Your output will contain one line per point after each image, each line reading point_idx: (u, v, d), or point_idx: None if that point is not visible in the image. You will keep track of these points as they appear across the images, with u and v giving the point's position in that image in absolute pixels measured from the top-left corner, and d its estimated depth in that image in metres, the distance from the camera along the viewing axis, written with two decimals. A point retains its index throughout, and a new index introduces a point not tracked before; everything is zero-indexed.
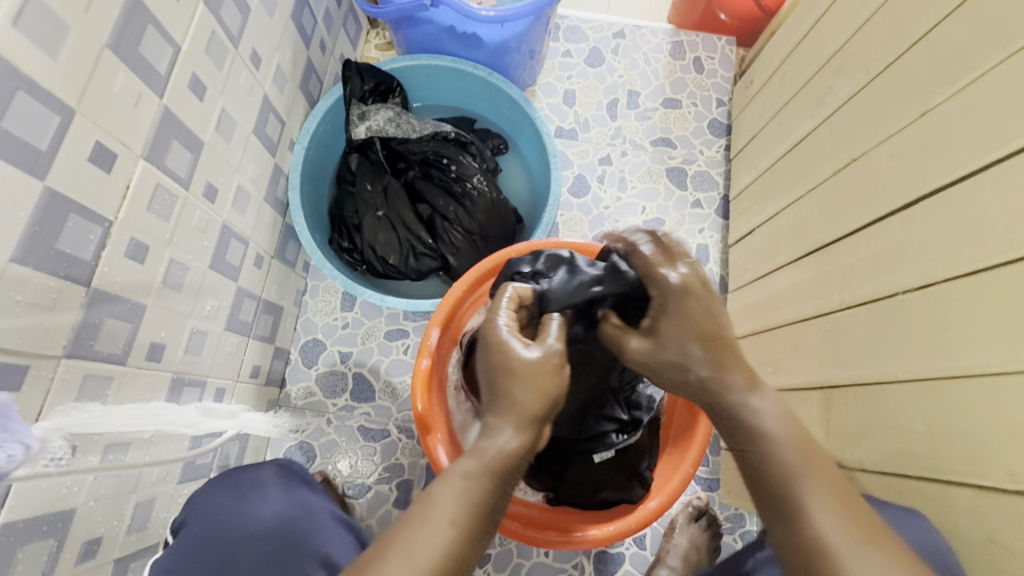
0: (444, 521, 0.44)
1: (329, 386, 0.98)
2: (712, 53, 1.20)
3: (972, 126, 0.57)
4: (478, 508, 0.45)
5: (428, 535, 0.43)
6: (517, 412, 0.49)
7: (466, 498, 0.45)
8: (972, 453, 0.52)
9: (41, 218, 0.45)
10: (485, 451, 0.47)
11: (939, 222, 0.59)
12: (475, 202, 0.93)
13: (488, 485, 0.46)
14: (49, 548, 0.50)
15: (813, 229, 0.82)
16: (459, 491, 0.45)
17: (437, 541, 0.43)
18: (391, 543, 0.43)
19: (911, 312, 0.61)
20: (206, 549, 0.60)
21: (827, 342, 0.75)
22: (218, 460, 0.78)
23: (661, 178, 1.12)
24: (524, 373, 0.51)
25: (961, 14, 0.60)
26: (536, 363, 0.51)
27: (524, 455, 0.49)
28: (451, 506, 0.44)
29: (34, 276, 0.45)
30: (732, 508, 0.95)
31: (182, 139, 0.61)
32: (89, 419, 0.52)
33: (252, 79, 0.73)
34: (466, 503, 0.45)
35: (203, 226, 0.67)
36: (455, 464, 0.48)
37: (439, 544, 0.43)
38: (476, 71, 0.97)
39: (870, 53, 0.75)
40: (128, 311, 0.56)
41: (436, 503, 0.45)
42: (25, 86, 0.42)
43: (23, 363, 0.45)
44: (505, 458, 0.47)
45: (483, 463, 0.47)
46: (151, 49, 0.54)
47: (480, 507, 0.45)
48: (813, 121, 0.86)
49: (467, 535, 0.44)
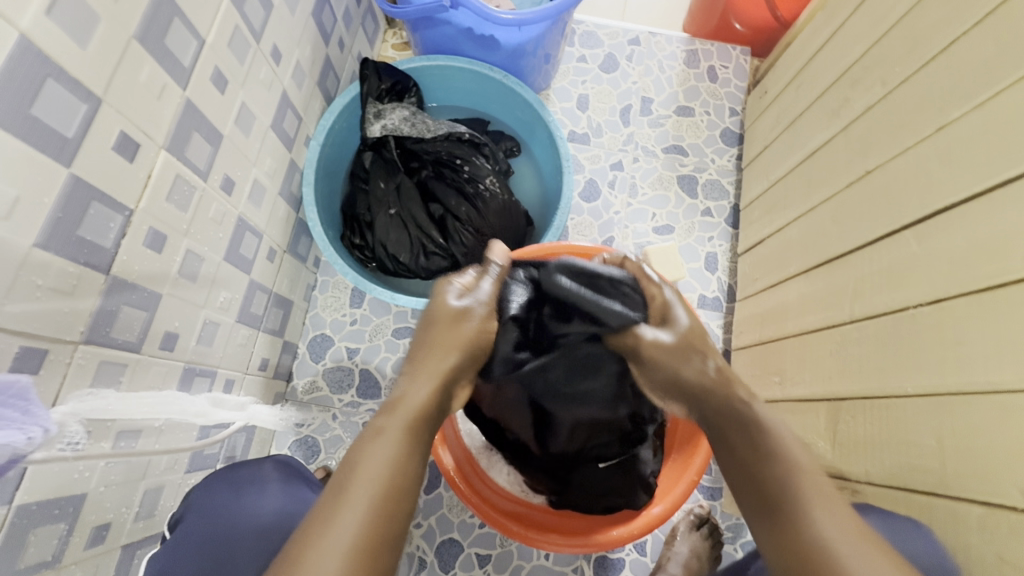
0: (367, 484, 0.44)
1: (335, 382, 0.99)
2: (726, 62, 1.20)
3: (990, 142, 0.57)
4: (403, 462, 0.46)
5: (353, 499, 0.43)
6: (438, 364, 0.53)
7: (387, 456, 0.46)
8: (984, 471, 0.52)
9: (65, 205, 0.46)
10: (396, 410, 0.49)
11: (953, 238, 0.59)
12: (487, 203, 0.93)
13: (412, 435, 0.48)
14: (60, 531, 0.51)
15: (825, 241, 0.82)
16: (379, 450, 0.46)
17: (356, 509, 0.42)
18: (317, 521, 0.42)
19: (923, 327, 0.61)
20: (212, 545, 0.61)
21: (837, 354, 0.75)
22: (224, 452, 0.79)
23: (672, 185, 1.12)
24: (443, 327, 0.55)
25: (979, 32, 0.61)
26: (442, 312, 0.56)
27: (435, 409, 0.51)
28: (371, 470, 0.45)
29: (56, 261, 0.46)
30: (734, 517, 0.94)
31: (202, 130, 0.61)
32: (104, 405, 0.53)
33: (272, 74, 0.74)
34: (393, 459, 0.46)
35: (219, 218, 0.68)
36: (373, 429, 0.48)
37: (366, 507, 0.42)
38: (492, 73, 0.98)
39: (888, 67, 0.75)
40: (144, 299, 0.57)
41: (355, 474, 0.44)
42: (55, 75, 0.43)
43: (42, 347, 0.46)
44: (422, 410, 0.50)
45: (398, 423, 0.48)
46: (177, 41, 0.55)
47: (403, 461, 0.46)
48: (828, 133, 0.86)
49: (396, 496, 0.44)
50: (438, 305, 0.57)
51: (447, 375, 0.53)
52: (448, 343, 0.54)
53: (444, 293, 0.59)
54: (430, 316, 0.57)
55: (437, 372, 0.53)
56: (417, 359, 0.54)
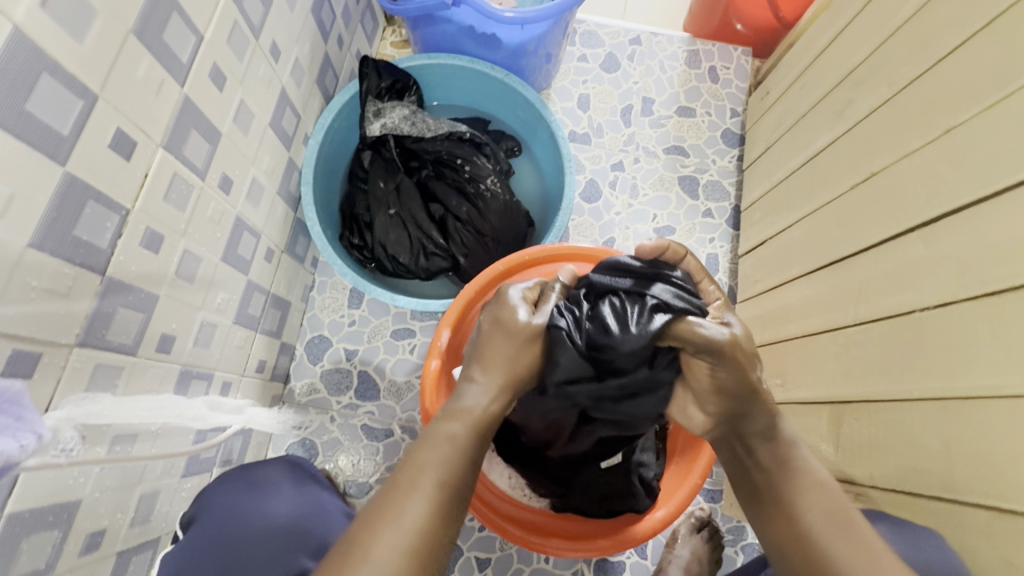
0: (432, 481, 0.45)
1: (333, 384, 0.97)
2: (727, 63, 1.20)
3: (999, 144, 0.57)
4: (466, 462, 0.48)
5: (418, 494, 0.44)
6: (506, 374, 0.53)
7: (447, 457, 0.47)
8: (991, 476, 0.52)
9: (60, 204, 0.44)
10: (470, 414, 0.50)
11: (961, 241, 0.59)
12: (488, 203, 0.92)
13: (476, 441, 0.49)
14: (53, 539, 0.49)
15: (828, 243, 0.81)
16: (440, 450, 0.47)
17: (424, 503, 0.44)
18: (378, 512, 0.43)
19: (928, 330, 0.61)
20: (231, 547, 0.59)
21: (840, 357, 0.74)
22: (221, 455, 0.77)
23: (673, 186, 1.12)
24: (512, 337, 0.54)
25: (987, 34, 0.61)
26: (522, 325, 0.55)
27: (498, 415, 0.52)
28: (438, 467, 0.46)
29: (51, 262, 0.45)
30: (735, 520, 0.94)
31: (201, 128, 0.60)
32: (99, 410, 0.52)
33: (271, 71, 0.73)
34: (456, 461, 0.47)
35: (217, 218, 0.66)
36: (439, 428, 0.49)
37: (429, 503, 0.44)
38: (493, 72, 0.96)
39: (894, 68, 0.75)
40: (141, 301, 0.56)
41: (424, 468, 0.46)
42: (50, 69, 0.41)
43: (35, 350, 0.44)
44: (485, 415, 0.50)
45: (468, 426, 0.49)
46: (175, 37, 0.53)
47: (465, 464, 0.48)
48: (832, 134, 0.86)
49: (456, 490, 0.46)
50: (507, 314, 0.56)
51: (510, 386, 0.53)
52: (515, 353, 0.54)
53: (511, 304, 0.58)
54: (500, 326, 0.55)
55: (503, 382, 0.52)
56: (483, 363, 0.53)
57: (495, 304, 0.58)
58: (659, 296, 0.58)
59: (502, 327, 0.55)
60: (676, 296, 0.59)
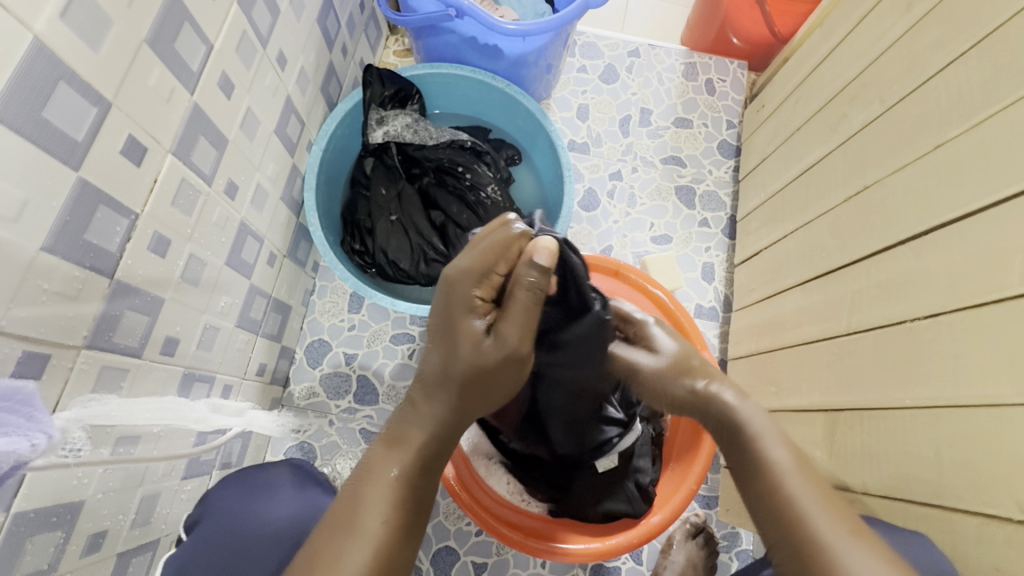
0: (374, 519, 0.45)
1: (332, 388, 0.98)
2: (723, 75, 1.22)
3: (986, 161, 0.58)
4: (406, 495, 0.47)
5: (360, 536, 0.44)
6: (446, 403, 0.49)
7: (391, 492, 0.46)
8: (978, 481, 0.53)
9: (72, 209, 0.45)
10: (407, 444, 0.49)
11: (949, 254, 0.61)
12: (489, 211, 0.94)
13: (418, 472, 0.48)
14: (56, 540, 0.50)
15: (823, 253, 0.83)
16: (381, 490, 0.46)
17: (366, 543, 0.44)
18: (323, 548, 0.44)
19: (919, 340, 0.62)
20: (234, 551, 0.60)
21: (834, 365, 0.76)
22: (220, 458, 0.78)
23: (670, 196, 1.14)
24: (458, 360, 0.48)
25: (975, 55, 0.63)
26: (477, 350, 0.48)
27: (441, 437, 0.50)
28: (379, 508, 0.45)
29: (61, 265, 0.45)
30: (729, 526, 0.95)
31: (208, 135, 0.61)
32: (106, 412, 0.52)
33: (277, 79, 0.74)
34: (396, 500, 0.46)
35: (223, 223, 0.67)
36: (377, 461, 0.48)
37: (371, 542, 0.44)
38: (495, 82, 0.98)
39: (886, 85, 0.77)
40: (147, 304, 0.56)
41: (364, 506, 0.46)
42: (66, 78, 0.42)
43: (45, 351, 0.45)
44: (425, 445, 0.49)
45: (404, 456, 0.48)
46: (186, 46, 0.55)
47: (408, 497, 0.47)
48: (825, 148, 0.88)
49: (400, 526, 0.46)
50: (453, 322, 0.49)
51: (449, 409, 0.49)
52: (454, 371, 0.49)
53: (465, 313, 0.49)
54: (454, 343, 0.49)
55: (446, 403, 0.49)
56: (426, 389, 0.50)
57: (445, 307, 0.50)
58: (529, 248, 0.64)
59: (446, 342, 0.49)
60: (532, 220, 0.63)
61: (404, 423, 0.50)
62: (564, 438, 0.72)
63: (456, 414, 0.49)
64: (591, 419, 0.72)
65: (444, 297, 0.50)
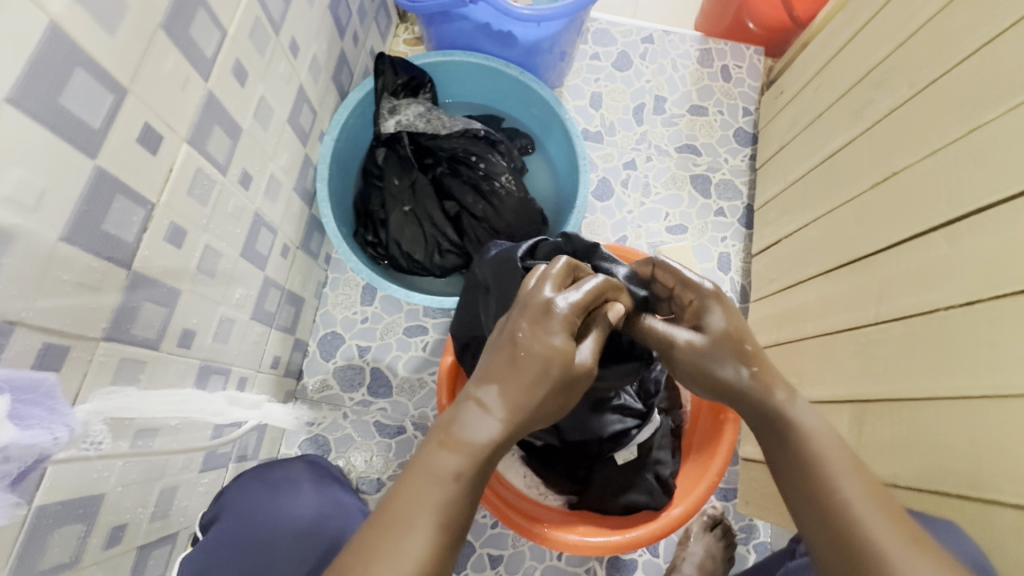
0: (431, 519, 0.40)
1: (346, 380, 0.98)
2: (740, 62, 1.20)
3: (1022, 144, 0.56)
4: (467, 501, 0.42)
5: (413, 536, 0.40)
6: (522, 407, 0.45)
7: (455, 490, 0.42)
8: (1014, 473, 0.52)
9: (89, 198, 0.44)
10: (473, 444, 0.43)
11: (984, 241, 0.59)
12: (503, 201, 0.92)
13: (479, 477, 0.44)
14: (79, 533, 0.50)
15: (847, 241, 0.81)
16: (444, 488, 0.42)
17: (422, 546, 0.40)
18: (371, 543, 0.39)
19: (950, 329, 0.61)
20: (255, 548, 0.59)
21: (859, 355, 0.74)
22: (236, 451, 0.77)
23: (686, 185, 1.12)
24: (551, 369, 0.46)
25: (1011, 34, 0.60)
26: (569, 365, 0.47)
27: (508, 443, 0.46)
28: (438, 508, 0.41)
29: (80, 256, 0.44)
30: (747, 519, 0.94)
31: (223, 124, 0.60)
32: (127, 403, 0.52)
33: (290, 67, 0.73)
34: (456, 500, 0.42)
35: (237, 213, 0.66)
36: (437, 459, 0.43)
37: (423, 545, 0.40)
38: (508, 69, 0.96)
39: (915, 68, 0.75)
40: (164, 295, 0.56)
41: (418, 506, 0.41)
42: (84, 63, 0.41)
43: (65, 343, 0.44)
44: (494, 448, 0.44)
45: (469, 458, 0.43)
46: (200, 31, 0.53)
47: (468, 502, 0.43)
48: (850, 133, 0.86)
49: (458, 533, 0.42)
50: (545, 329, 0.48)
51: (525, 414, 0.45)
52: (538, 375, 0.46)
53: (561, 327, 0.49)
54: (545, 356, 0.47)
55: (526, 404, 0.45)
56: (502, 385, 0.46)
57: (538, 316, 0.49)
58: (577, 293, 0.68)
59: (534, 345, 0.47)
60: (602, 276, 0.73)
61: (469, 419, 0.45)
62: (575, 426, 0.73)
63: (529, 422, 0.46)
64: (606, 406, 0.74)
65: (541, 308, 0.49)
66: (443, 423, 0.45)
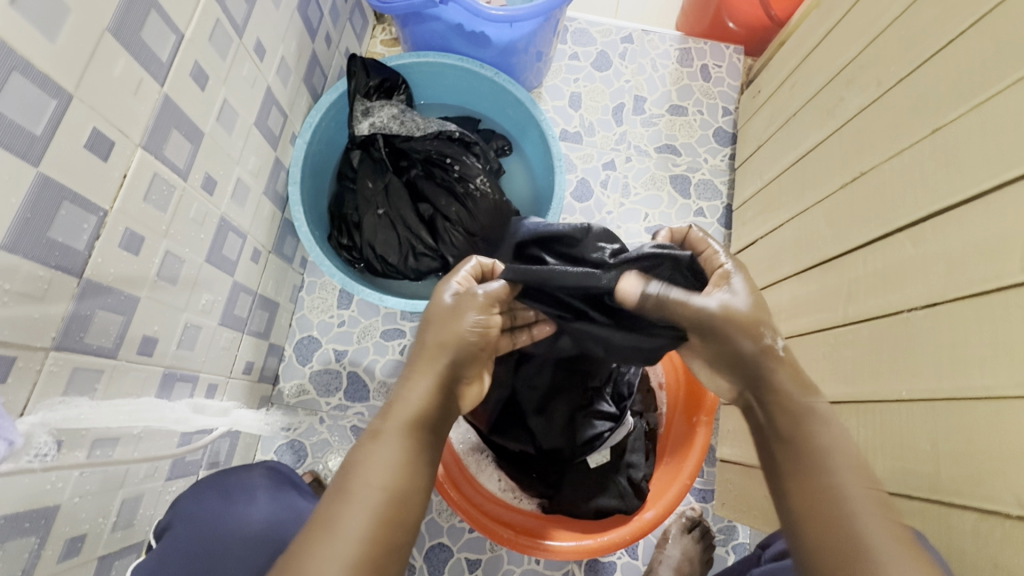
0: (371, 486, 0.43)
1: (322, 384, 0.97)
2: (719, 61, 1.19)
3: (986, 143, 0.56)
4: (406, 461, 0.45)
5: (359, 507, 0.42)
6: (434, 357, 0.51)
7: (394, 458, 0.45)
8: (974, 475, 0.52)
9: (33, 206, 0.44)
10: (398, 411, 0.48)
11: (948, 240, 0.59)
12: (478, 203, 0.92)
13: (416, 442, 0.47)
14: (31, 545, 0.49)
15: (819, 242, 0.81)
16: (383, 458, 0.45)
17: (365, 509, 0.42)
18: (316, 524, 0.41)
19: (916, 330, 0.61)
20: (207, 557, 0.58)
21: (830, 356, 0.74)
22: (208, 457, 0.77)
23: (665, 185, 1.11)
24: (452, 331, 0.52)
25: (976, 33, 0.60)
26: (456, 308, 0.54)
27: (440, 401, 0.50)
28: (375, 471, 0.44)
29: (24, 264, 0.44)
30: (726, 520, 0.94)
31: (182, 128, 0.59)
32: (77, 414, 0.51)
33: (256, 70, 0.72)
34: (392, 461, 0.45)
35: (201, 218, 0.66)
36: (372, 432, 0.47)
37: (367, 506, 0.42)
38: (482, 70, 0.95)
39: (883, 67, 0.74)
40: (121, 303, 0.55)
41: (358, 475, 0.44)
42: (21, 68, 0.41)
43: (11, 353, 0.44)
44: (422, 412, 0.48)
45: (397, 424, 0.47)
46: (154, 34, 0.53)
47: (406, 463, 0.45)
48: (822, 133, 0.85)
49: (401, 490, 0.44)
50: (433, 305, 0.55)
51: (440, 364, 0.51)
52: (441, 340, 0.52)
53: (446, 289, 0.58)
54: (442, 310, 0.54)
55: (440, 366, 0.51)
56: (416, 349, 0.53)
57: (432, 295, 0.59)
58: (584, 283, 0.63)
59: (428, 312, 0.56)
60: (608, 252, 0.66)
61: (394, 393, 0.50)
62: (548, 430, 0.74)
63: (451, 373, 0.51)
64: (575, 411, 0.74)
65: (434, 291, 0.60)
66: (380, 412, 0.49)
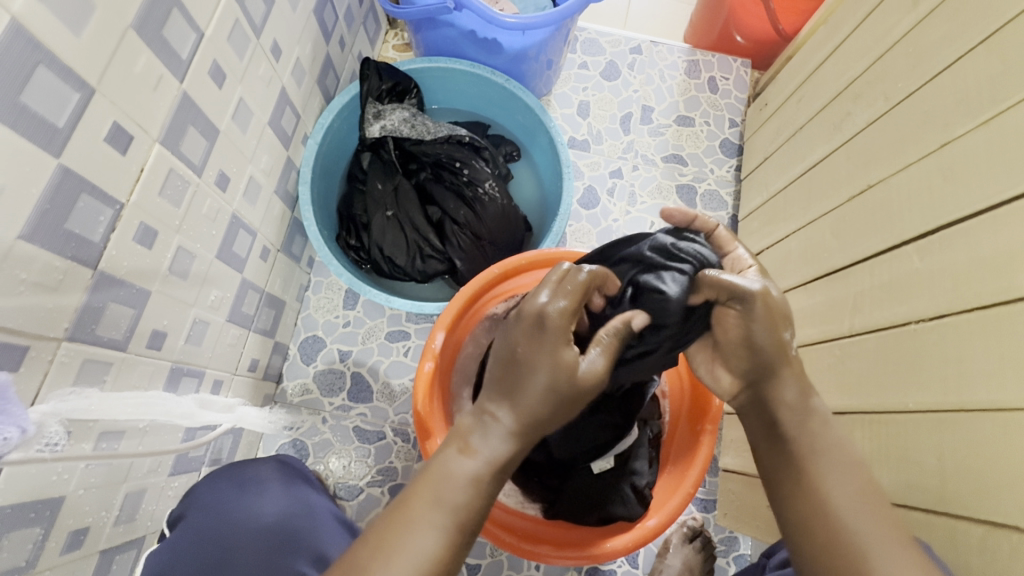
0: (446, 522, 0.43)
1: (326, 384, 0.97)
2: (727, 73, 1.21)
3: (992, 160, 0.57)
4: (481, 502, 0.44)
5: (431, 532, 0.42)
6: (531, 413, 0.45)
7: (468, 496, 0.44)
8: (980, 487, 0.51)
9: (52, 196, 0.44)
10: (489, 453, 0.44)
11: (953, 254, 0.59)
12: (486, 207, 0.92)
13: (495, 482, 0.45)
14: (35, 536, 0.49)
15: (825, 254, 0.82)
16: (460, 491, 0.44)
17: (437, 538, 0.42)
18: (384, 541, 0.42)
19: (922, 343, 0.61)
20: (221, 551, 0.58)
21: (836, 367, 0.74)
22: (210, 455, 0.77)
23: (671, 195, 1.12)
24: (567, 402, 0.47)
25: (984, 50, 0.61)
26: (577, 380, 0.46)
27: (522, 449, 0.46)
28: (452, 505, 0.43)
29: (42, 254, 0.44)
30: (728, 531, 0.93)
31: (198, 125, 0.60)
32: (87, 405, 0.51)
33: (271, 71, 0.73)
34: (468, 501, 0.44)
35: (213, 215, 0.66)
36: (456, 464, 0.44)
37: (440, 540, 0.42)
38: (494, 76, 0.96)
39: (892, 82, 0.75)
40: (132, 296, 0.55)
41: (438, 503, 0.43)
42: (47, 61, 0.41)
43: (23, 343, 0.44)
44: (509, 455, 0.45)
45: (482, 465, 0.44)
46: (175, 32, 0.53)
47: (481, 501, 0.44)
48: (829, 146, 0.86)
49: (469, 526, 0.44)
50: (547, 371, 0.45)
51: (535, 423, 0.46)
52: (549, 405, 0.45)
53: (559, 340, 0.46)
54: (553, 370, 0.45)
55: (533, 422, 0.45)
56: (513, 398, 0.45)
57: (533, 330, 0.46)
58: (654, 272, 0.58)
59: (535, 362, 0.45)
60: (669, 265, 0.57)
61: (481, 435, 0.45)
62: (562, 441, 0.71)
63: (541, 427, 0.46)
64: (586, 423, 0.69)
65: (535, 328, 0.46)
66: (461, 432, 0.46)
